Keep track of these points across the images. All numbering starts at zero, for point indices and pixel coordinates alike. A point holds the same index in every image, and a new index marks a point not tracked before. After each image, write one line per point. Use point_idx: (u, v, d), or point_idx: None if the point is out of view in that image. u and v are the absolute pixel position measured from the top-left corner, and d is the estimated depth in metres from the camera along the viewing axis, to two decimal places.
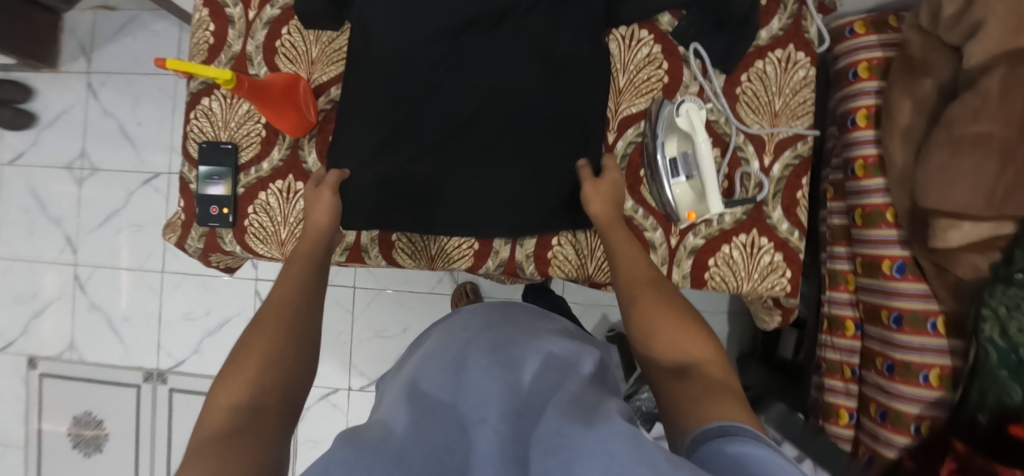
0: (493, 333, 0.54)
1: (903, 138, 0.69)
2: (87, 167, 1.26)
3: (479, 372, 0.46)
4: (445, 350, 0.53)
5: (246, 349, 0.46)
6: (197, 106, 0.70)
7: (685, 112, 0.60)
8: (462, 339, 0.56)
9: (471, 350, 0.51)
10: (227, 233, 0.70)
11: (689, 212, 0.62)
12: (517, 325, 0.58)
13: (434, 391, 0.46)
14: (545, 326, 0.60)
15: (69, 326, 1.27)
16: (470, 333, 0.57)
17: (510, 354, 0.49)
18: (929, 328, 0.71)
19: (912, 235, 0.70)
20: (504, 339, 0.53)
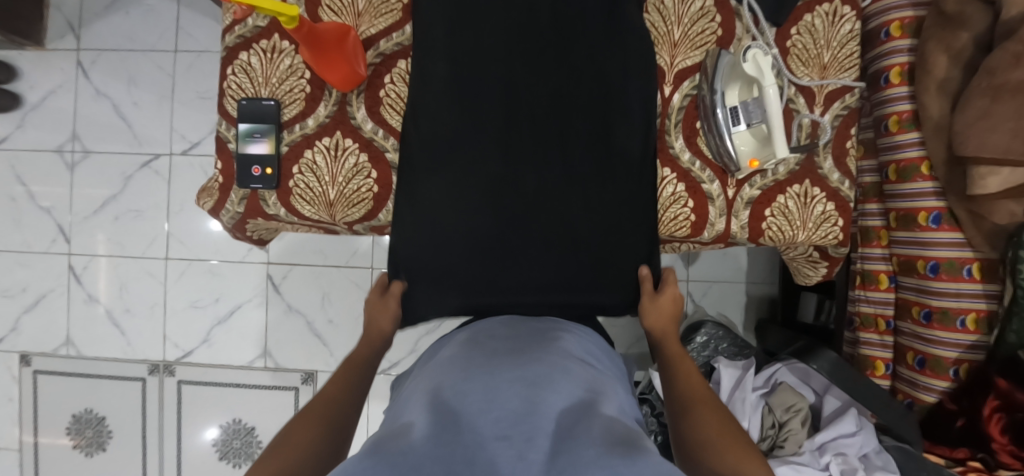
0: (514, 350, 0.54)
1: (939, 90, 0.72)
2: (80, 150, 1.20)
3: (506, 386, 0.45)
4: (464, 363, 0.52)
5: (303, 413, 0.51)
6: (234, 61, 0.66)
7: (751, 58, 0.60)
8: (481, 352, 0.55)
9: (494, 364, 0.50)
10: (271, 194, 0.66)
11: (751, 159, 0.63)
12: (536, 343, 0.57)
13: (454, 398, 0.45)
14: (564, 338, 0.59)
15: (65, 320, 1.20)
16: (489, 348, 0.56)
17: (534, 373, 0.48)
18: (965, 274, 0.74)
19: (949, 186, 0.73)
20: (524, 357, 0.52)
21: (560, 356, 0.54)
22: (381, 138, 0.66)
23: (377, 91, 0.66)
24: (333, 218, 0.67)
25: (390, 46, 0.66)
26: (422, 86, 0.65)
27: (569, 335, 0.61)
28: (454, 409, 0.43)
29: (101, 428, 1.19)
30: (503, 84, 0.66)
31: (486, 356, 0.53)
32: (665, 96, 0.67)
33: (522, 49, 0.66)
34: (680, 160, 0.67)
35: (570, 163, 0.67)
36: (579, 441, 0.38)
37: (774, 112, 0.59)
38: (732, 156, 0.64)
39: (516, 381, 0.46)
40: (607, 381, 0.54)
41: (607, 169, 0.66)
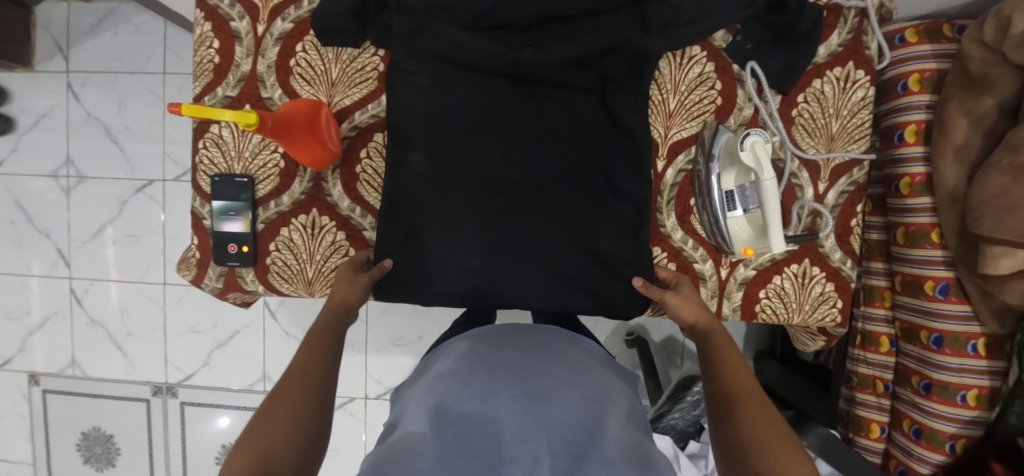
0: (518, 359, 0.49)
1: (957, 157, 0.66)
2: (74, 175, 1.19)
3: (507, 403, 0.42)
4: (465, 368, 0.49)
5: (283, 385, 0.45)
6: (205, 134, 0.64)
7: (751, 146, 0.57)
8: (486, 355, 0.51)
9: (498, 374, 0.46)
10: (249, 272, 0.65)
11: (746, 248, 0.60)
12: (541, 345, 0.54)
13: (460, 419, 0.41)
14: (566, 347, 0.55)
15: (70, 342, 1.23)
16: (491, 349, 0.52)
17: (538, 384, 0.44)
18: (969, 350, 0.70)
19: (959, 257, 0.68)
20: (527, 363, 0.48)
21: (566, 362, 0.51)
22: (358, 216, 0.64)
23: (353, 167, 0.64)
24: (311, 295, 0.66)
25: (366, 119, 0.64)
26: (401, 180, 0.62)
27: (573, 345, 0.57)
28: (455, 434, 0.39)
29: (109, 445, 1.24)
30: (488, 162, 0.62)
31: (490, 362, 0.49)
32: (658, 172, 0.64)
33: (512, 135, 0.62)
34: (672, 238, 0.64)
35: (553, 255, 0.62)
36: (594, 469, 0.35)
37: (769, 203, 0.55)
38: (726, 241, 0.61)
39: (519, 395, 0.43)
40: (616, 385, 0.51)
41: (592, 263, 0.63)
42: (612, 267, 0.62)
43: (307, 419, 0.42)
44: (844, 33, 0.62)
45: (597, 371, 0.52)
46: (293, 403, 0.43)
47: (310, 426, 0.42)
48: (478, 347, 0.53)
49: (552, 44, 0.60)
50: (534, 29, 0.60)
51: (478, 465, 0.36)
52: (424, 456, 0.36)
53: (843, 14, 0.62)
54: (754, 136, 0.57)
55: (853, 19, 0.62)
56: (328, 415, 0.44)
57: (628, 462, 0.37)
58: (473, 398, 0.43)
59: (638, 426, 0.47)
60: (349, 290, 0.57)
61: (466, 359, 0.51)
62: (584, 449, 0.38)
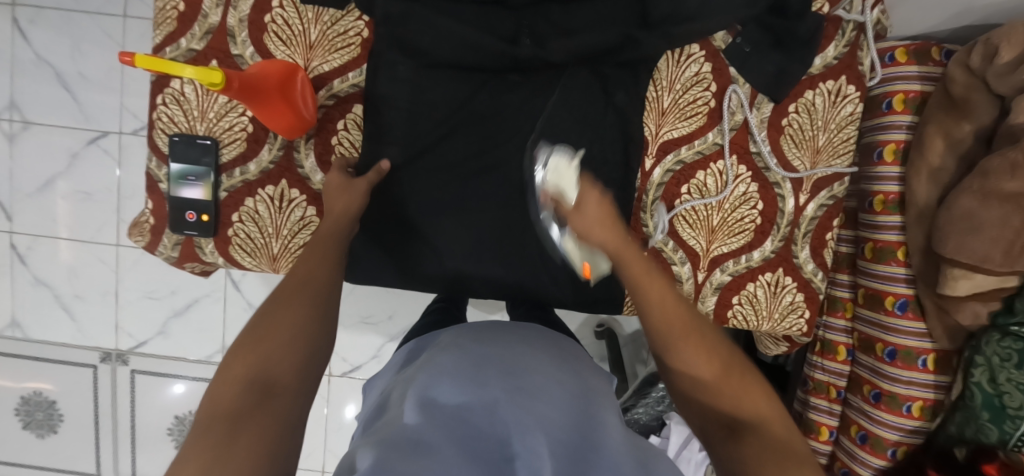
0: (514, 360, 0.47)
1: (930, 178, 0.69)
2: (18, 120, 1.08)
3: (507, 399, 0.40)
4: (463, 362, 0.47)
5: (269, 317, 0.44)
6: (165, 90, 0.58)
7: (553, 169, 0.53)
8: (475, 352, 0.48)
9: (495, 370, 0.44)
10: (208, 242, 0.61)
11: (585, 265, 0.53)
12: (523, 342, 0.52)
13: (458, 418, 0.39)
14: (558, 350, 0.54)
15: (10, 301, 1.14)
16: (483, 344, 0.51)
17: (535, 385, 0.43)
18: (919, 364, 0.74)
19: (921, 275, 0.71)
20: (518, 362, 0.46)
21: (559, 362, 0.50)
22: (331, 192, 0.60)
23: (328, 138, 0.60)
24: (276, 272, 0.62)
25: (344, 88, 0.59)
26: (383, 163, 0.59)
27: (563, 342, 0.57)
28: (460, 439, 0.37)
29: (52, 411, 1.17)
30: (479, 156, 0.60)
31: (480, 359, 0.47)
32: (645, 170, 0.62)
33: (502, 126, 0.60)
34: (653, 239, 0.63)
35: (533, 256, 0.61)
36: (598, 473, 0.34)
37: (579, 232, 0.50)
38: (568, 257, 0.55)
39: (516, 394, 0.41)
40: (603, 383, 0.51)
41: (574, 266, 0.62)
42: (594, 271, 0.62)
43: (285, 359, 0.41)
44: (840, 45, 0.62)
45: (585, 374, 0.51)
46: (268, 346, 0.41)
47: (286, 362, 0.41)
48: (472, 342, 0.51)
49: (557, 36, 0.58)
50: (532, 10, 0.57)
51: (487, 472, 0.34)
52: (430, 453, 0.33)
53: (842, 26, 0.62)
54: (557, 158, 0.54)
55: (851, 32, 0.62)
56: (302, 361, 0.42)
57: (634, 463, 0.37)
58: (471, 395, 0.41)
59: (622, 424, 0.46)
60: (349, 200, 0.54)
61: (463, 353, 0.49)
62: (580, 453, 0.36)
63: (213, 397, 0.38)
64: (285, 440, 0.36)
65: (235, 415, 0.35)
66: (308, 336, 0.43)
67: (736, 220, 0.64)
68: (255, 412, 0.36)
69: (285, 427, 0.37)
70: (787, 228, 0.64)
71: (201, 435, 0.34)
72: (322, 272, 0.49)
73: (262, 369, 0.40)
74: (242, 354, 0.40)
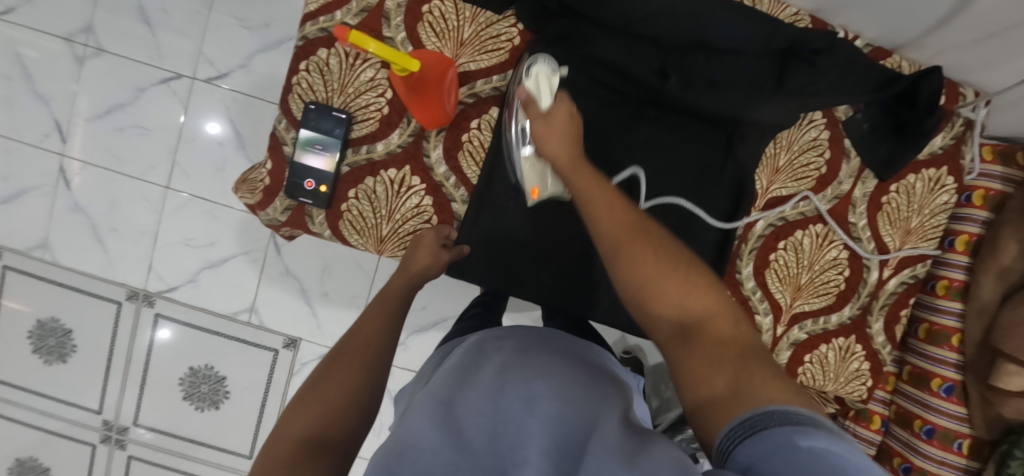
0: (533, 358, 0.47)
1: (998, 277, 0.73)
2: (93, 44, 1.07)
3: (522, 403, 0.40)
4: (476, 369, 0.46)
5: (324, 377, 0.45)
6: (310, 57, 0.59)
7: (534, 74, 0.55)
8: (493, 352, 0.49)
9: (509, 372, 0.44)
10: (319, 213, 0.61)
11: (534, 186, 0.57)
12: (546, 343, 0.52)
13: (470, 424, 0.39)
14: (590, 356, 0.53)
15: (45, 222, 1.12)
16: (501, 347, 0.51)
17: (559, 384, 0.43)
18: (954, 446, 0.77)
19: (971, 364, 0.75)
20: (539, 358, 0.47)
21: (587, 368, 0.49)
22: (451, 186, 0.61)
23: (459, 134, 0.60)
24: (378, 253, 0.63)
25: (486, 89, 0.60)
26: (507, 176, 0.60)
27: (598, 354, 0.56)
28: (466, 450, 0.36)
29: (65, 340, 1.15)
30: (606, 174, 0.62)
31: (494, 362, 0.47)
32: (749, 221, 0.65)
33: (623, 155, 0.63)
34: (743, 286, 0.66)
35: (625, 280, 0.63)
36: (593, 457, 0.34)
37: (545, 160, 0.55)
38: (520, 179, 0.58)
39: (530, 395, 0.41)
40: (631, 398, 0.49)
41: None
42: None
43: (338, 423, 0.41)
44: (947, 138, 0.66)
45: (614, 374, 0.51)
46: (324, 406, 0.42)
47: (333, 422, 0.41)
48: (489, 347, 0.51)
49: (695, 80, 0.60)
50: (678, 52, 0.60)
51: None
52: None
53: (951, 121, 0.66)
54: (539, 64, 0.55)
55: (958, 127, 0.66)
56: (350, 422, 0.42)
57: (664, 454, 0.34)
58: (483, 400, 0.41)
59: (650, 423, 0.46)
60: (431, 262, 0.57)
61: (476, 361, 0.48)
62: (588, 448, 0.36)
63: (269, 453, 0.38)
64: None
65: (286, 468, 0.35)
66: (360, 397, 0.44)
67: (823, 282, 0.66)
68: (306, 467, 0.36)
69: None
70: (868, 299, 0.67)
71: None
72: (375, 331, 0.51)
73: (315, 429, 0.40)
74: (301, 412, 0.41)
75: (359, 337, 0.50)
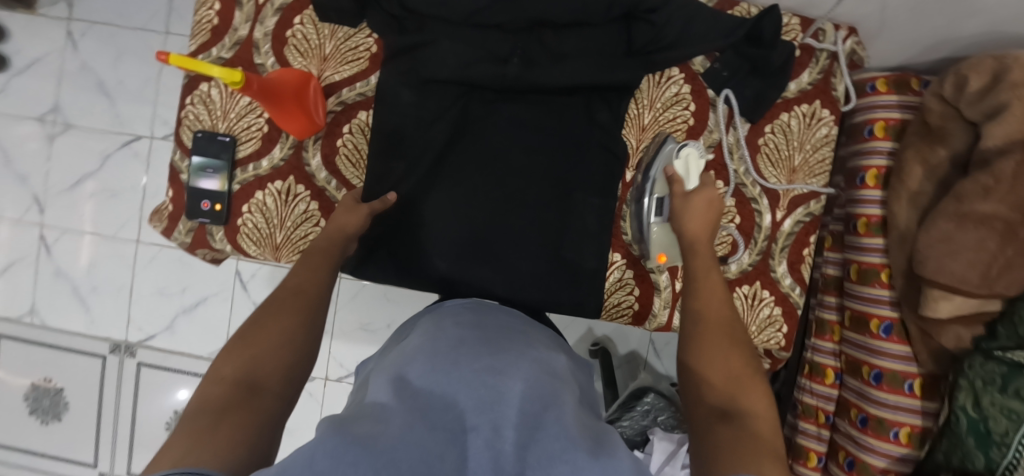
0: (482, 336, 0.48)
1: (909, 203, 0.71)
2: (60, 121, 1.19)
3: (469, 373, 0.40)
4: (428, 341, 0.47)
5: (259, 326, 0.48)
6: (194, 91, 0.65)
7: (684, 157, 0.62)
8: (451, 326, 0.50)
9: (463, 347, 0.45)
10: (219, 230, 0.66)
11: (660, 253, 0.63)
12: (507, 327, 0.53)
13: (427, 388, 0.39)
14: (535, 333, 0.55)
15: (32, 289, 1.22)
16: (454, 322, 0.52)
17: (505, 359, 0.44)
18: (906, 388, 0.74)
19: (904, 298, 0.72)
20: (494, 338, 0.48)
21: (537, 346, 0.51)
22: (333, 189, 0.65)
23: (334, 140, 0.65)
24: (277, 260, 0.67)
25: (352, 96, 0.65)
26: (381, 172, 0.64)
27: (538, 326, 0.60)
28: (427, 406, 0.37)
29: (58, 398, 1.22)
30: (496, 176, 0.65)
31: (452, 337, 0.48)
32: (626, 181, 0.66)
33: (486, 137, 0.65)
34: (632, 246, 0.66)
35: (511, 263, 0.65)
36: (548, 434, 0.35)
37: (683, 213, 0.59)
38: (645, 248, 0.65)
39: (482, 369, 0.41)
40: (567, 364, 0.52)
41: (553, 271, 0.65)
42: (577, 272, 0.66)
43: (272, 364, 0.44)
44: (814, 72, 0.66)
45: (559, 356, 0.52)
46: (257, 350, 0.45)
47: (267, 364, 0.44)
48: (444, 322, 0.52)
49: (545, 58, 0.63)
50: (523, 33, 0.63)
51: (443, 434, 0.34)
52: (390, 424, 0.33)
53: (816, 55, 0.66)
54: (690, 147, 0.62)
55: (824, 61, 0.66)
56: (283, 363, 0.45)
57: (584, 432, 0.37)
58: (437, 369, 0.41)
59: (591, 410, 0.48)
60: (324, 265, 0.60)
61: (431, 333, 0.49)
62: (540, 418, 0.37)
63: (203, 392, 0.40)
64: (264, 434, 0.38)
65: (221, 407, 0.38)
66: (294, 342, 0.47)
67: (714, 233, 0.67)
68: (240, 406, 0.39)
69: (265, 424, 0.39)
70: (764, 242, 0.66)
71: (188, 421, 0.36)
72: (311, 286, 0.54)
73: (249, 370, 0.43)
74: (232, 357, 0.44)
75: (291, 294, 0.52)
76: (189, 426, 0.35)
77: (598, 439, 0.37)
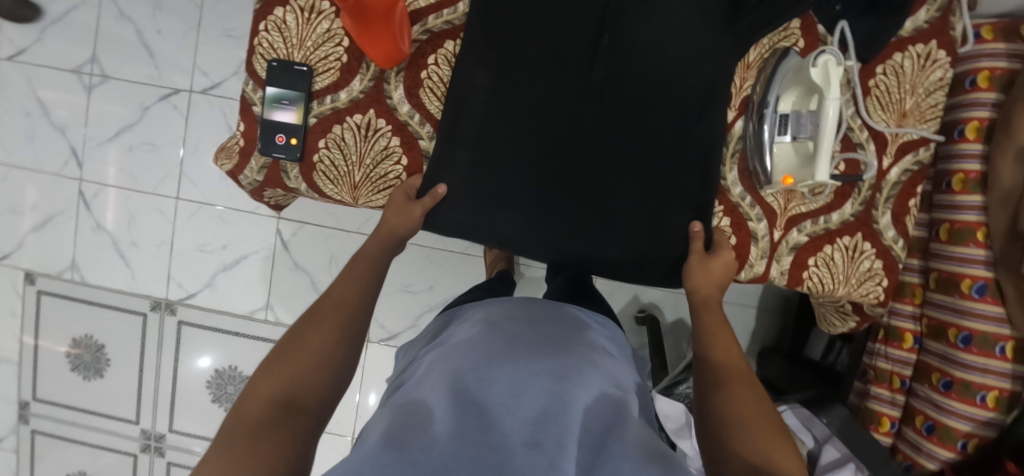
0: (538, 336, 0.51)
1: (1016, 156, 0.67)
2: (97, 72, 1.14)
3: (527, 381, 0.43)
4: (484, 334, 0.49)
5: (300, 339, 0.48)
6: (269, 17, 0.61)
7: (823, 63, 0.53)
8: (505, 321, 0.53)
9: (520, 348, 0.47)
10: (293, 167, 0.63)
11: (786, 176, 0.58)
12: (560, 329, 0.54)
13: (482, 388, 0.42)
14: (586, 330, 0.57)
15: (71, 244, 1.19)
16: (506, 316, 0.54)
17: (561, 367, 0.46)
18: (997, 351, 0.71)
19: (1003, 259, 0.69)
20: (550, 341, 0.50)
21: (588, 347, 0.52)
22: (416, 124, 0.62)
23: (418, 72, 0.61)
24: (355, 201, 0.64)
25: (439, 23, 0.61)
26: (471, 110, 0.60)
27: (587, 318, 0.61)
28: (483, 406, 0.40)
29: (100, 356, 1.21)
30: (557, 153, 0.61)
31: (509, 332, 0.50)
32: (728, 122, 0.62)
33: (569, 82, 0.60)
34: (731, 193, 0.63)
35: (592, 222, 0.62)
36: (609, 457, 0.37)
37: (826, 131, 0.53)
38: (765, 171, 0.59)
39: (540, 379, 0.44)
40: (620, 367, 0.54)
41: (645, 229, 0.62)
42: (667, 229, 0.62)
43: (314, 380, 0.45)
44: (932, 10, 0.62)
45: (610, 353, 0.54)
46: (299, 364, 0.45)
47: (306, 381, 0.44)
48: (496, 315, 0.54)
49: None
50: None
51: (496, 443, 0.37)
52: (443, 432, 0.37)
53: None
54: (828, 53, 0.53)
55: None
56: (321, 378, 0.45)
57: (645, 452, 0.39)
58: (495, 370, 0.44)
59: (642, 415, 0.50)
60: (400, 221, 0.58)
61: (487, 327, 0.51)
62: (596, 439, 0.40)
63: (239, 410, 0.41)
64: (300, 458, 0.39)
65: (259, 428, 0.39)
66: (333, 358, 0.47)
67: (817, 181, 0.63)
68: (276, 424, 0.40)
69: (302, 448, 0.40)
70: (869, 192, 0.62)
71: (225, 442, 0.38)
72: (353, 294, 0.53)
73: (287, 389, 0.43)
74: (271, 373, 0.44)
75: (337, 301, 0.52)
76: (226, 449, 0.37)
77: (659, 459, 0.39)
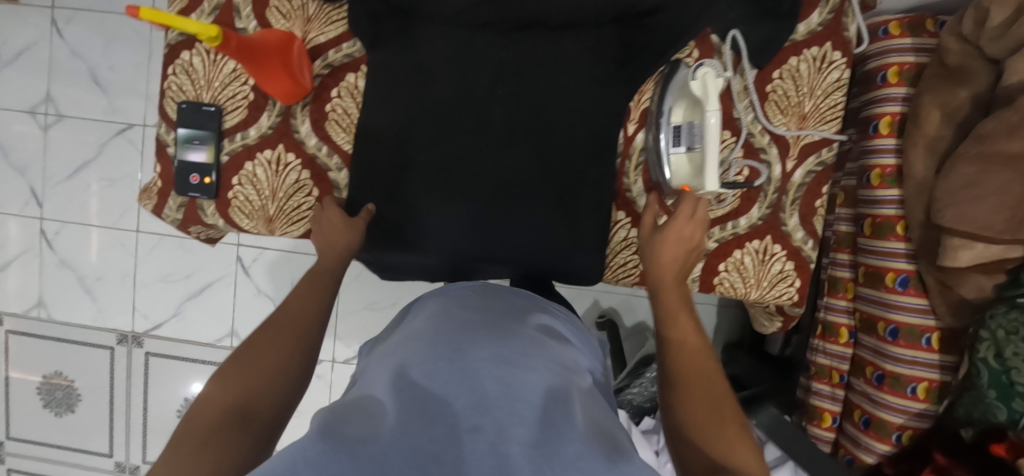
0: (491, 321, 0.38)
1: (926, 149, 0.67)
2: (52, 112, 1.16)
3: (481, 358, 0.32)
4: (433, 324, 0.38)
5: (257, 347, 0.45)
6: (175, 60, 0.62)
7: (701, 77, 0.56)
8: (458, 308, 0.41)
9: (470, 332, 0.35)
10: (210, 204, 0.64)
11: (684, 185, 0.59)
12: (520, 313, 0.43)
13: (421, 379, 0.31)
14: (545, 321, 0.45)
15: (37, 282, 1.21)
16: (460, 307, 0.41)
17: (518, 347, 0.34)
18: (923, 343, 0.71)
19: (922, 251, 0.69)
20: (507, 322, 0.39)
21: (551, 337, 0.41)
22: (324, 155, 0.64)
23: (323, 105, 0.63)
24: (272, 232, 0.66)
25: (339, 58, 0.62)
26: (376, 142, 0.62)
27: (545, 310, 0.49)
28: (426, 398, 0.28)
29: (71, 391, 1.23)
30: (484, 192, 0.62)
31: (460, 318, 0.38)
32: (627, 135, 0.63)
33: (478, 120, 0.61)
34: (637, 203, 0.64)
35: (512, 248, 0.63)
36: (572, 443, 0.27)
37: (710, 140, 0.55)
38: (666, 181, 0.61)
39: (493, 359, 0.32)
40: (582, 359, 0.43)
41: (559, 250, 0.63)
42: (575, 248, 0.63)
43: (273, 386, 0.42)
44: (825, 12, 0.62)
45: (572, 348, 0.44)
46: (254, 374, 0.42)
47: (265, 388, 0.41)
48: (450, 305, 0.42)
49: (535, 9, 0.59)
50: None
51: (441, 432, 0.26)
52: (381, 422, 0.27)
53: None
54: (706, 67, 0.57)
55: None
56: (275, 387, 0.42)
57: (595, 430, 0.30)
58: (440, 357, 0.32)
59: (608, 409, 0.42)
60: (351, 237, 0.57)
61: (436, 314, 0.40)
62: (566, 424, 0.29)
63: (190, 419, 0.38)
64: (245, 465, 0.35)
65: (206, 435, 0.35)
66: (290, 368, 0.44)
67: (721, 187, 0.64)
68: (229, 433, 0.36)
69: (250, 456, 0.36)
70: (774, 195, 0.64)
71: (170, 453, 0.34)
72: (312, 308, 0.50)
73: (240, 396, 0.40)
74: (226, 381, 0.40)
75: (293, 306, 0.50)
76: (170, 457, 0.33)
77: (611, 442, 0.30)
